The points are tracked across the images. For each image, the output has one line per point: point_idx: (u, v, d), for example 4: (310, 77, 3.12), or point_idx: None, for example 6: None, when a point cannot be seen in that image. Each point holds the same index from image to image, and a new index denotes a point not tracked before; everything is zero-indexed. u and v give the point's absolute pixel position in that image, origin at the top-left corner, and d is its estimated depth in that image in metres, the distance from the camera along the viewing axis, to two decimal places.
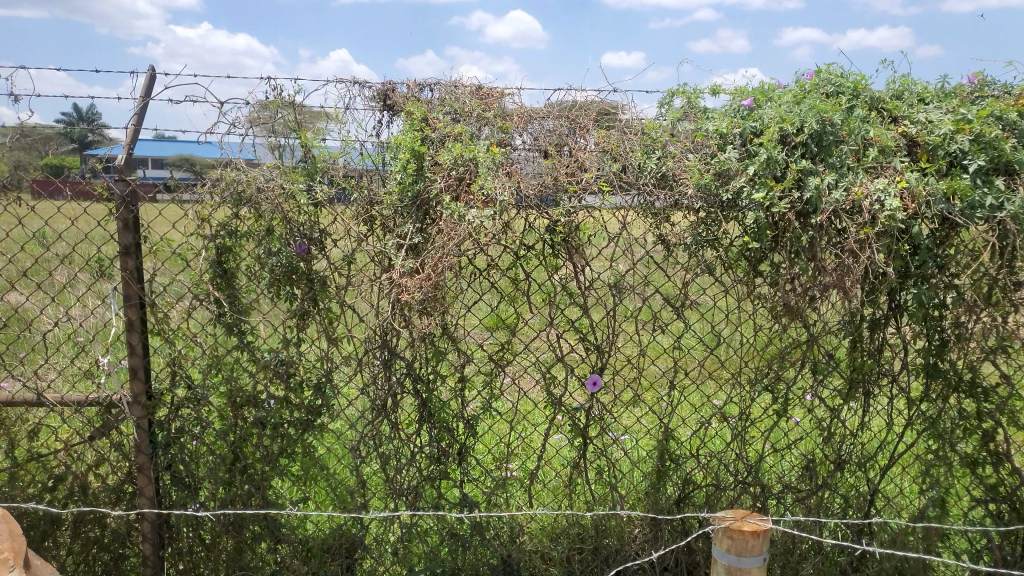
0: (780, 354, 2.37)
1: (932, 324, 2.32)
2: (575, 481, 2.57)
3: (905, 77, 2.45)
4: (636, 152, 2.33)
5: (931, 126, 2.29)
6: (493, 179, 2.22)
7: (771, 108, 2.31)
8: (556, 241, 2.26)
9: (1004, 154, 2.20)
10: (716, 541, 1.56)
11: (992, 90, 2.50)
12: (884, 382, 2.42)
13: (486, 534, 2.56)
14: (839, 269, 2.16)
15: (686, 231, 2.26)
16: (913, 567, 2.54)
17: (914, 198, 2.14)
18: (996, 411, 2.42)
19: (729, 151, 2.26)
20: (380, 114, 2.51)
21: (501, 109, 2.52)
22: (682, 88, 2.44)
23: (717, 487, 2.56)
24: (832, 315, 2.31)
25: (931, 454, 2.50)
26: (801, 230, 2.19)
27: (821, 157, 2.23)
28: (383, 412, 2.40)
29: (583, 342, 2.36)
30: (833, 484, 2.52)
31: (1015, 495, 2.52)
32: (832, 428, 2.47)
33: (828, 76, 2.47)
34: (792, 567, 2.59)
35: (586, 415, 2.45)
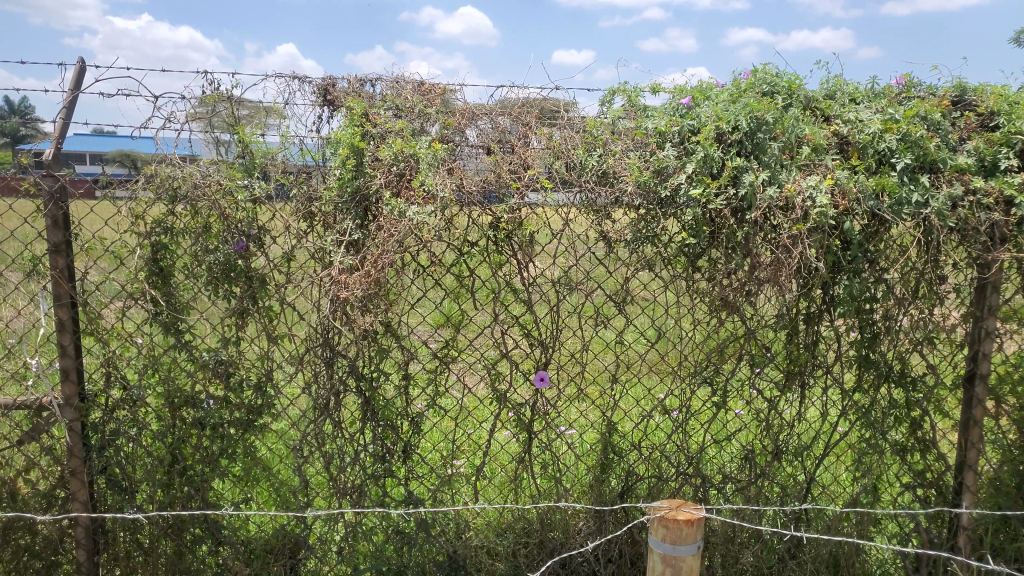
0: (719, 348, 2.42)
1: (865, 317, 2.38)
2: (521, 476, 2.59)
3: (837, 77, 2.53)
4: (578, 150, 2.36)
5: (861, 125, 2.38)
6: (433, 176, 2.22)
7: (708, 107, 2.36)
8: (499, 238, 2.25)
9: (930, 153, 2.29)
10: (652, 530, 1.58)
11: (918, 91, 2.62)
12: (818, 374, 2.48)
13: (431, 531, 2.56)
14: (773, 264, 2.21)
15: (628, 227, 2.31)
16: (847, 552, 2.65)
17: (844, 194, 2.21)
18: (923, 400, 2.52)
19: (667, 149, 2.30)
20: (321, 109, 2.50)
21: (444, 105, 2.52)
22: (621, 88, 2.48)
23: (659, 478, 2.61)
24: (770, 310, 2.35)
25: (865, 443, 2.58)
26: (736, 226, 2.24)
27: (755, 155, 2.28)
28: (325, 411, 2.37)
29: (527, 338, 2.38)
30: (770, 474, 2.60)
31: (939, 479, 2.65)
32: (770, 419, 2.53)
33: (763, 75, 2.53)
34: (733, 556, 2.65)
35: (531, 410, 2.47)
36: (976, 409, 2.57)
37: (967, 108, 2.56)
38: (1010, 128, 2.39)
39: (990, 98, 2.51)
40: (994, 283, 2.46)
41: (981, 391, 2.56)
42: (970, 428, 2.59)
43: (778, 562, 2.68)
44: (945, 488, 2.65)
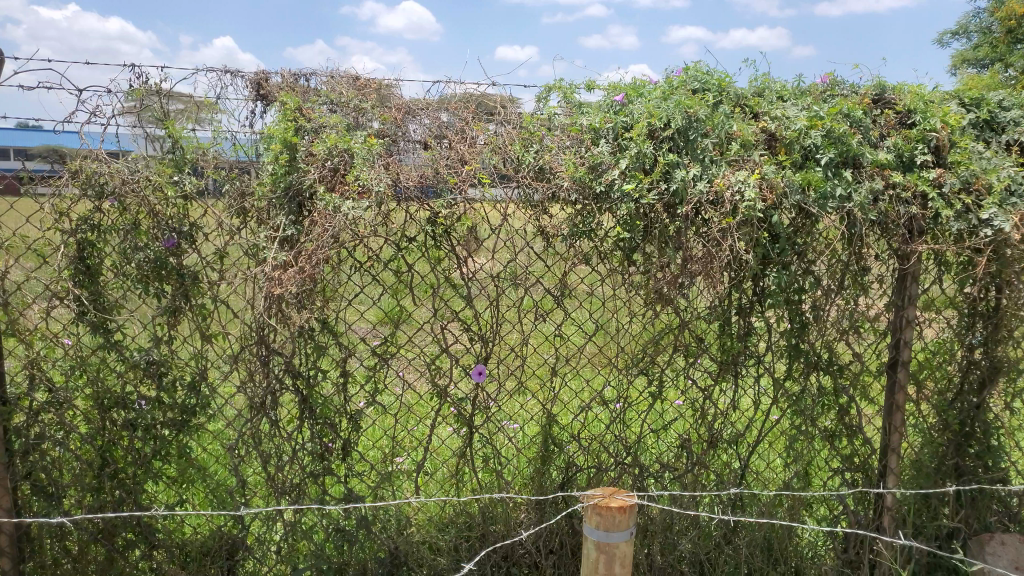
0: (655, 339, 2.48)
1: (794, 308, 2.45)
2: (462, 470, 2.60)
3: (766, 75, 2.61)
4: (516, 145, 2.37)
5: (787, 121, 2.46)
6: (368, 170, 2.21)
7: (641, 103, 2.40)
8: (438, 233, 2.26)
9: (852, 149, 2.39)
10: (586, 518, 1.60)
11: (842, 89, 2.71)
12: (751, 364, 2.55)
13: (372, 527, 2.54)
14: (705, 257, 2.25)
15: (564, 222, 2.34)
16: (779, 536, 2.75)
17: (772, 189, 2.27)
18: (850, 386, 2.62)
19: (601, 145, 2.35)
20: (254, 105, 2.46)
21: (379, 99, 2.51)
22: (557, 84, 2.51)
23: (598, 469, 2.66)
24: (702, 302, 2.42)
25: (797, 430, 2.65)
26: (668, 221, 2.30)
27: (687, 151, 2.34)
28: (261, 410, 2.34)
29: (467, 333, 2.40)
30: (705, 462, 2.66)
31: (865, 463, 2.75)
32: (704, 408, 2.60)
33: (694, 73, 2.58)
34: (671, 542, 2.72)
35: (472, 404, 2.48)
36: (898, 394, 2.69)
37: (888, 106, 2.66)
38: (925, 126, 2.52)
39: (908, 96, 2.62)
40: (914, 274, 2.57)
41: (902, 377, 2.68)
42: (893, 413, 2.71)
43: (715, 548, 2.74)
44: (871, 471, 2.75)
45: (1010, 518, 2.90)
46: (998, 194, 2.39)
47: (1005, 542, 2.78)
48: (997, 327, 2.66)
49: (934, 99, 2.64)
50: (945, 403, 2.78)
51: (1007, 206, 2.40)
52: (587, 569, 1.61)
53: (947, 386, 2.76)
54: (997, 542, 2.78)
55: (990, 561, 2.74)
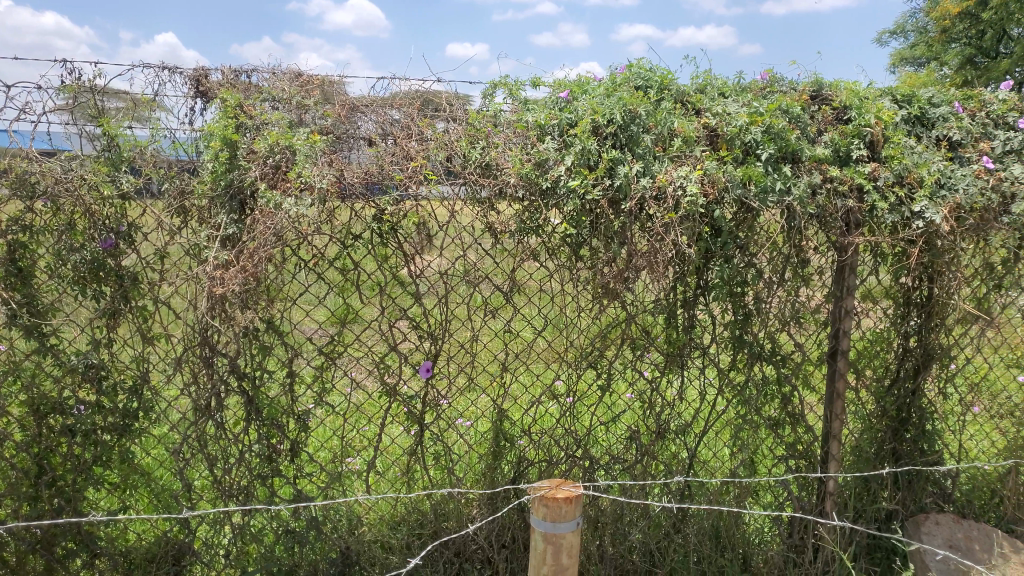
0: (603, 333, 2.51)
1: (737, 300, 2.50)
2: (413, 468, 2.59)
3: (707, 72, 2.66)
4: (462, 142, 2.36)
5: (729, 117, 2.50)
6: (311, 167, 2.18)
7: (585, 101, 2.44)
8: (384, 229, 2.25)
9: (791, 144, 2.45)
10: (533, 510, 1.61)
11: (781, 86, 2.78)
12: (697, 355, 2.60)
13: (322, 528, 2.51)
14: (649, 252, 2.29)
15: (513, 219, 2.33)
16: (726, 524, 2.81)
17: (714, 183, 2.31)
18: (793, 375, 2.65)
19: (547, 142, 2.37)
20: (193, 102, 2.42)
21: (322, 96, 2.49)
22: (503, 81, 2.51)
23: (549, 462, 2.68)
24: (648, 295, 2.45)
25: (741, 419, 2.71)
26: (614, 216, 2.31)
27: (629, 147, 2.38)
28: (206, 413, 2.31)
29: (416, 331, 2.39)
30: (654, 453, 2.71)
31: (808, 450, 2.79)
32: (652, 399, 2.64)
33: (638, 70, 2.62)
34: (622, 532, 2.75)
35: (422, 401, 2.48)
36: (838, 382, 2.77)
37: (824, 102, 2.75)
38: (861, 122, 2.59)
39: (844, 93, 2.71)
40: (852, 265, 2.64)
41: (842, 365, 2.75)
42: (835, 401, 2.79)
43: (666, 537, 2.79)
44: (815, 457, 2.80)
45: (945, 498, 3.07)
46: (929, 187, 2.48)
47: (939, 522, 2.90)
48: (929, 316, 2.80)
49: (868, 96, 2.73)
50: (883, 389, 2.88)
51: (938, 198, 2.50)
52: (535, 560, 1.63)
53: (885, 373, 2.88)
54: (932, 522, 2.90)
55: (926, 540, 2.84)
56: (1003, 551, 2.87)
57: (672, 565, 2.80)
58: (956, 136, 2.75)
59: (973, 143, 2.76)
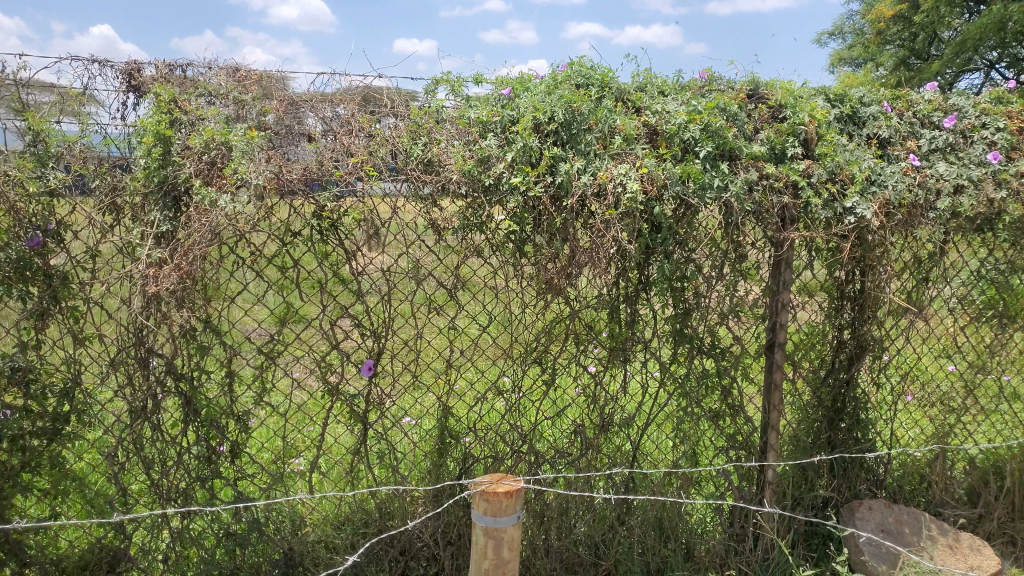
0: (547, 329, 2.53)
1: (677, 295, 2.54)
2: (357, 468, 2.58)
3: (647, 70, 2.70)
4: (403, 138, 2.35)
5: (667, 116, 2.55)
6: (248, 163, 2.15)
7: (527, 98, 2.45)
8: (323, 227, 2.23)
9: (728, 142, 2.50)
10: (474, 505, 1.61)
11: (719, 85, 2.85)
12: (639, 349, 2.63)
13: (265, 530, 2.48)
14: (590, 248, 2.32)
15: (455, 215, 2.33)
16: (669, 515, 2.85)
17: (653, 181, 2.35)
18: (731, 368, 2.71)
19: (489, 139, 2.36)
20: (125, 96, 2.37)
21: (261, 92, 2.45)
22: (445, 77, 2.51)
23: (495, 459, 2.69)
24: (590, 290, 2.48)
25: (682, 411, 2.75)
26: (555, 213, 2.33)
27: (570, 144, 2.40)
28: (143, 415, 2.28)
29: (358, 329, 2.37)
30: (597, 446, 2.74)
31: (749, 440, 2.86)
32: (596, 394, 2.67)
33: (579, 68, 2.65)
34: (567, 526, 2.78)
35: (365, 400, 2.46)
36: (776, 374, 2.83)
37: (761, 101, 2.82)
38: (795, 120, 2.66)
39: (779, 92, 2.78)
40: (788, 261, 2.70)
41: (779, 358, 2.82)
42: (772, 392, 2.86)
43: (610, 530, 2.83)
44: (755, 447, 2.87)
45: (877, 485, 3.20)
46: (860, 183, 2.57)
47: (872, 508, 3.01)
48: (861, 308, 2.90)
49: (802, 95, 2.80)
50: (818, 380, 2.97)
51: (868, 194, 2.59)
52: (476, 556, 1.63)
53: (820, 364, 2.96)
54: (865, 507, 3.00)
55: (860, 525, 2.94)
56: (931, 534, 2.98)
57: (616, 557, 2.83)
58: (885, 134, 2.85)
59: (900, 141, 2.86)
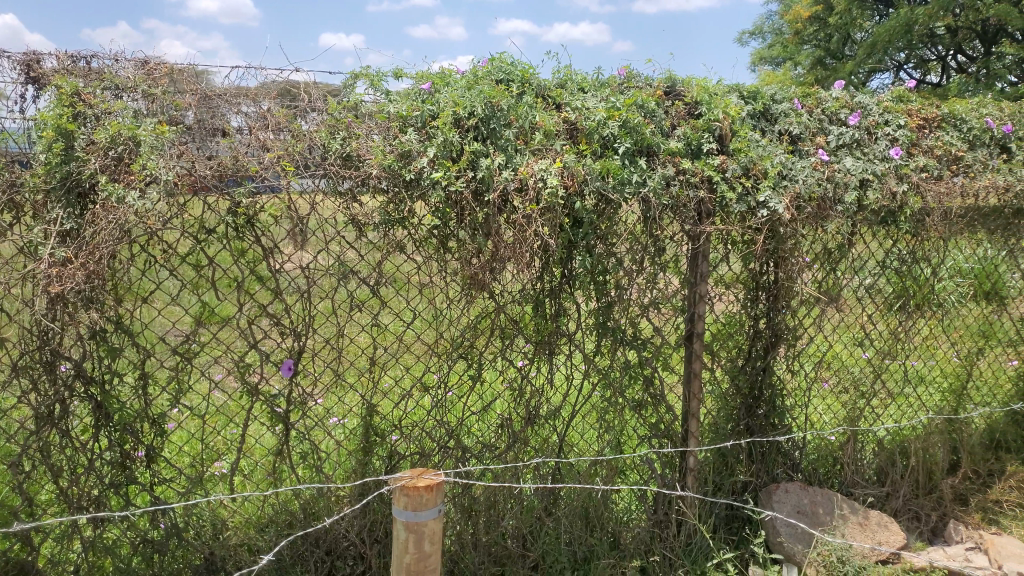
0: (472, 325, 2.53)
1: (599, 288, 2.59)
2: (280, 469, 2.54)
3: (567, 67, 2.73)
4: (321, 132, 2.32)
5: (587, 112, 2.58)
6: (157, 159, 2.09)
7: (447, 93, 2.44)
8: (239, 223, 2.19)
9: (645, 139, 2.56)
10: (395, 500, 1.60)
11: (637, 82, 2.90)
12: (563, 342, 2.66)
13: (184, 535, 2.43)
14: (513, 244, 2.34)
15: (376, 211, 2.30)
16: (595, 504, 2.90)
17: (573, 176, 2.38)
18: (653, 358, 2.76)
19: (409, 133, 2.34)
20: (23, 88, 2.26)
21: (171, 86, 2.38)
22: (365, 72, 2.48)
23: (422, 455, 2.68)
24: (514, 284, 2.50)
25: (606, 402, 2.80)
26: (477, 208, 2.34)
27: (491, 140, 2.41)
28: (49, 421, 2.19)
29: (278, 328, 2.34)
30: (525, 438, 2.76)
31: (670, 429, 2.93)
32: (522, 388, 2.68)
33: (500, 64, 2.65)
34: (495, 519, 2.80)
35: (287, 399, 2.43)
36: (695, 363, 2.91)
37: (677, 98, 2.89)
38: (710, 116, 2.74)
39: (695, 89, 2.85)
40: (704, 253, 2.78)
41: (698, 347, 2.89)
42: (691, 381, 2.93)
43: (537, 521, 2.86)
44: (676, 435, 2.95)
45: (793, 468, 3.32)
46: (772, 178, 2.67)
47: (788, 490, 3.13)
48: (775, 298, 3.01)
49: (717, 93, 2.89)
50: (736, 369, 3.07)
51: (780, 188, 2.69)
52: (397, 551, 1.62)
53: (738, 354, 3.06)
54: (782, 490, 3.12)
55: (777, 507, 3.06)
56: (843, 512, 3.12)
57: (544, 548, 2.86)
58: (796, 131, 2.95)
59: (810, 137, 2.98)
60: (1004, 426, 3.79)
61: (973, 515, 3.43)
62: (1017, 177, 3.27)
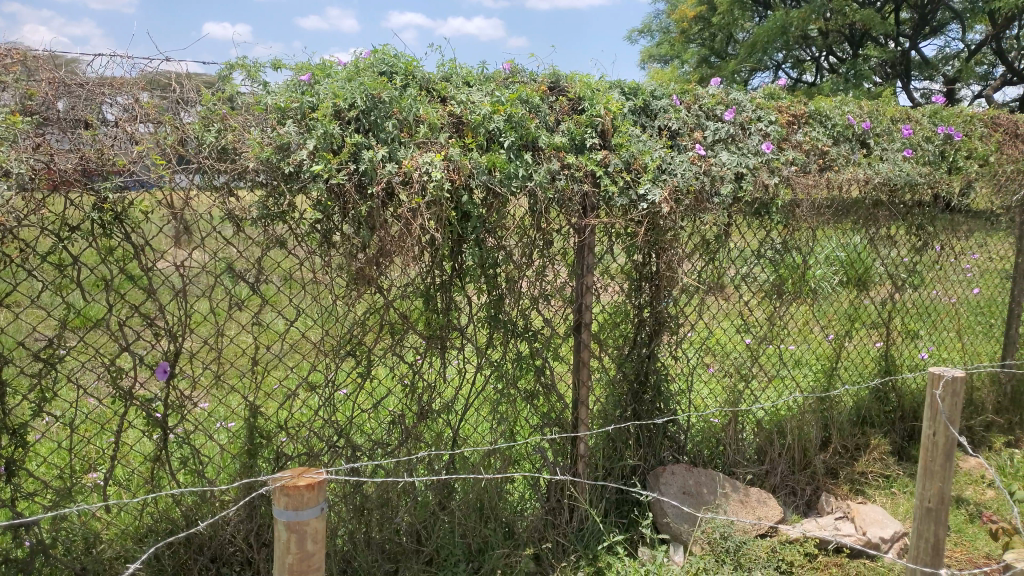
0: (359, 321, 2.49)
1: (490, 280, 2.60)
2: (157, 475, 2.44)
3: (452, 60, 2.72)
4: (194, 124, 2.22)
5: (471, 106, 2.58)
6: (7, 151, 1.99)
7: (327, 85, 2.38)
8: (106, 219, 2.09)
9: (530, 133, 2.59)
10: (275, 501, 1.56)
11: (522, 77, 2.92)
12: (455, 336, 2.65)
13: (51, 552, 2.30)
14: (398, 236, 2.32)
15: (254, 205, 2.23)
16: (490, 496, 2.91)
17: (458, 170, 2.38)
18: (544, 349, 2.81)
19: (288, 125, 2.28)
20: None
21: (25, 73, 2.21)
22: (240, 62, 2.39)
23: (310, 455, 2.62)
24: (401, 278, 2.48)
25: (498, 394, 2.82)
26: (360, 202, 2.30)
27: (373, 132, 2.37)
28: None
29: (151, 328, 2.24)
30: (417, 434, 2.73)
31: (561, 417, 2.98)
32: (414, 382, 2.67)
33: (383, 56, 2.61)
34: (388, 516, 2.77)
35: (164, 403, 2.32)
36: (584, 352, 2.95)
37: (561, 93, 2.93)
38: (593, 112, 2.80)
39: (578, 85, 2.90)
40: (590, 245, 2.83)
41: (586, 337, 2.93)
42: (580, 369, 2.98)
43: (432, 516, 2.84)
44: (567, 422, 3.00)
45: (679, 450, 3.46)
46: (652, 172, 2.78)
47: (674, 472, 3.26)
48: (658, 288, 3.12)
49: (599, 88, 2.95)
50: (623, 357, 3.15)
51: (659, 182, 2.79)
52: (279, 552, 1.57)
53: (625, 343, 3.14)
54: (668, 472, 3.26)
55: (664, 489, 3.19)
56: (725, 491, 3.26)
57: (438, 542, 2.85)
58: (674, 126, 3.06)
59: (687, 132, 3.10)
60: (869, 404, 4.06)
61: (842, 487, 3.69)
62: (876, 171, 3.54)
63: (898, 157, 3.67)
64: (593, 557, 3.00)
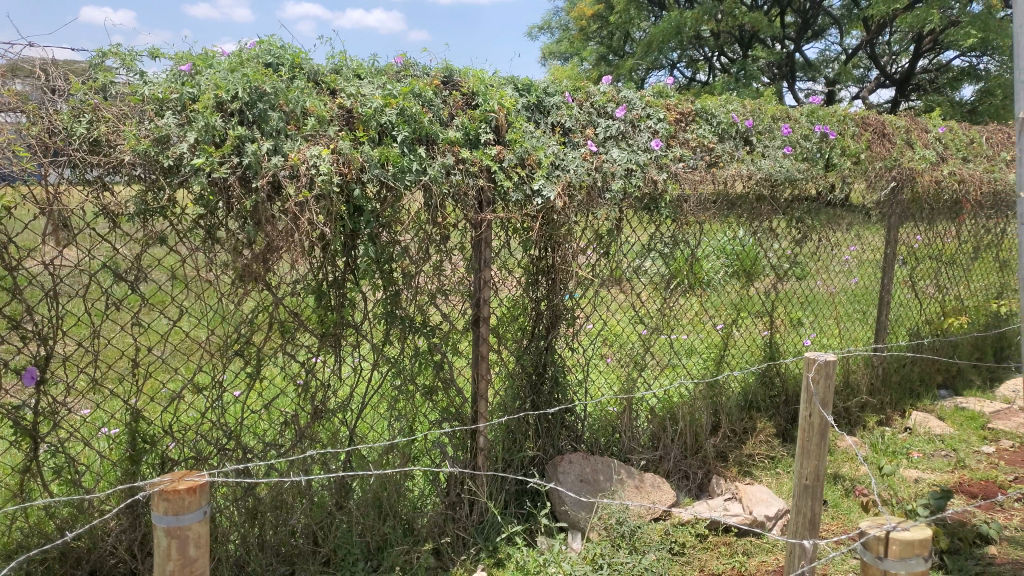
0: (249, 320, 2.41)
1: (386, 276, 2.58)
2: (28, 487, 2.31)
3: (342, 53, 2.67)
4: (62, 114, 2.09)
5: (362, 99, 2.55)
6: None
7: (208, 75, 2.30)
8: None
9: (423, 127, 2.57)
10: (154, 506, 1.51)
11: (415, 70, 2.89)
12: (350, 333, 2.62)
13: None
14: (286, 232, 2.26)
15: (131, 200, 2.15)
16: (389, 494, 2.88)
17: (349, 163, 2.36)
18: (442, 344, 2.81)
19: (166, 116, 2.18)
20: None
21: None
22: (114, 50, 2.27)
23: (198, 460, 2.52)
24: (291, 275, 2.42)
25: (396, 391, 2.80)
26: (245, 196, 2.23)
27: (258, 125, 2.30)
28: None
29: (18, 332, 2.12)
30: (312, 434, 2.67)
31: (460, 411, 2.99)
32: (308, 381, 2.61)
33: (269, 47, 2.54)
34: (281, 517, 2.71)
35: (33, 410, 2.20)
36: (483, 346, 2.95)
37: (454, 88, 2.92)
38: (486, 108, 2.81)
39: (471, 80, 2.90)
40: (486, 240, 2.83)
41: (485, 331, 2.93)
42: (479, 363, 2.97)
43: (328, 516, 2.80)
44: (466, 416, 3.00)
45: (576, 439, 3.53)
46: (545, 168, 2.83)
47: (571, 461, 3.34)
48: (553, 282, 3.16)
49: (493, 84, 2.96)
50: (522, 350, 3.18)
51: (553, 178, 2.86)
52: (159, 558, 1.51)
53: (523, 336, 3.17)
54: (566, 462, 3.32)
55: (562, 478, 3.26)
56: (620, 477, 3.35)
57: (335, 541, 2.81)
58: (567, 123, 3.12)
59: (580, 129, 3.17)
60: (755, 389, 4.26)
61: (730, 469, 3.87)
62: (758, 167, 3.71)
63: (778, 154, 3.87)
64: (492, 549, 3.04)
